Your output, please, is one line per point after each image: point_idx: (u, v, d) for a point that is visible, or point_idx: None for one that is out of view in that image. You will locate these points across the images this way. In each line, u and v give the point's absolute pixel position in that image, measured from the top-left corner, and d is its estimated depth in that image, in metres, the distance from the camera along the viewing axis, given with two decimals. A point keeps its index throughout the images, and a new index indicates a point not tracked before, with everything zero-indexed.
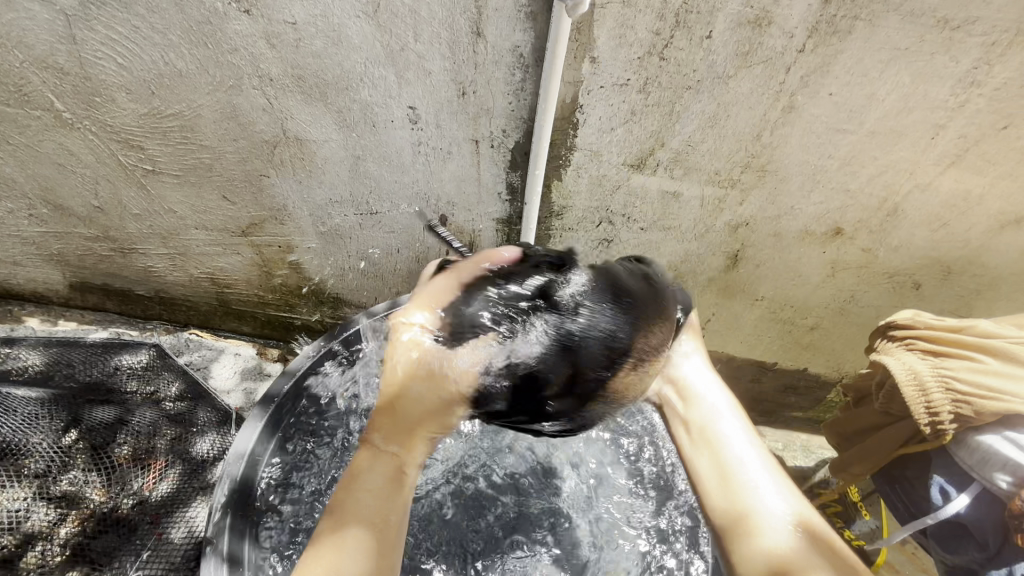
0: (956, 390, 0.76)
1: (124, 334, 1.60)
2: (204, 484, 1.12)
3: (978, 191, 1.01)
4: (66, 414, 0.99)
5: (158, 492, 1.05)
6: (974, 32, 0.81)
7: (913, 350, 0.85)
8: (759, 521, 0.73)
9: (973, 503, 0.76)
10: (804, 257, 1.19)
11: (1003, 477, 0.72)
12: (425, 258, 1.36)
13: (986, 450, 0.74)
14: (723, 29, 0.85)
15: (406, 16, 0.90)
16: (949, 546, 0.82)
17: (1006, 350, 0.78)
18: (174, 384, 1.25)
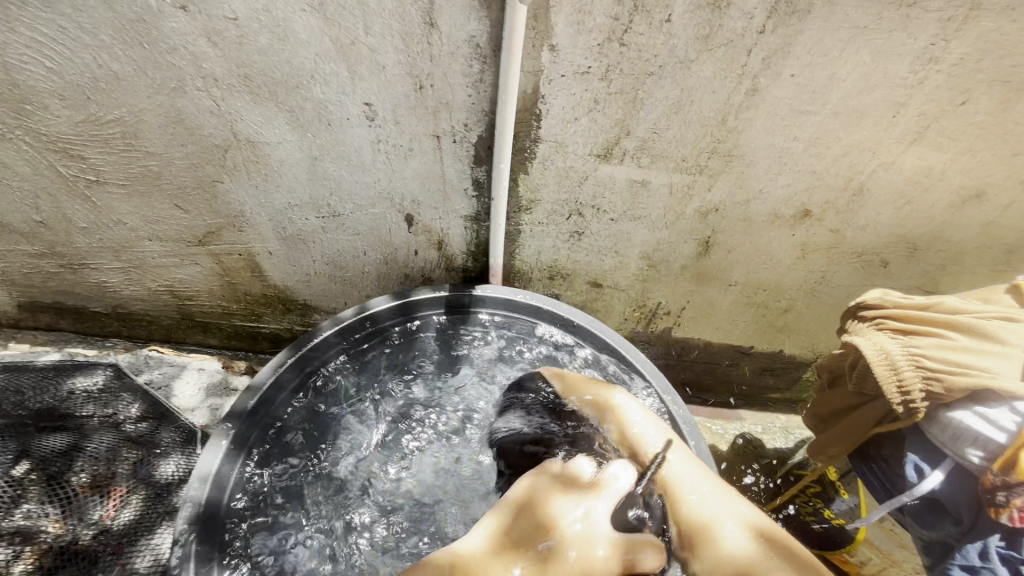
0: (925, 367, 0.77)
1: (79, 354, 1.53)
2: (170, 508, 1.06)
3: (940, 167, 1.01)
4: (14, 446, 0.96)
5: (121, 521, 1.00)
6: (930, 7, 0.80)
7: (884, 330, 0.85)
8: (716, 527, 0.75)
9: (947, 479, 0.77)
10: (774, 240, 1.19)
11: (975, 451, 0.72)
12: (394, 260, 1.32)
13: (958, 426, 0.75)
14: (682, 11, 0.83)
15: (354, 8, 0.86)
16: (926, 522, 0.82)
17: (972, 324, 0.78)
18: (135, 404, 1.18)
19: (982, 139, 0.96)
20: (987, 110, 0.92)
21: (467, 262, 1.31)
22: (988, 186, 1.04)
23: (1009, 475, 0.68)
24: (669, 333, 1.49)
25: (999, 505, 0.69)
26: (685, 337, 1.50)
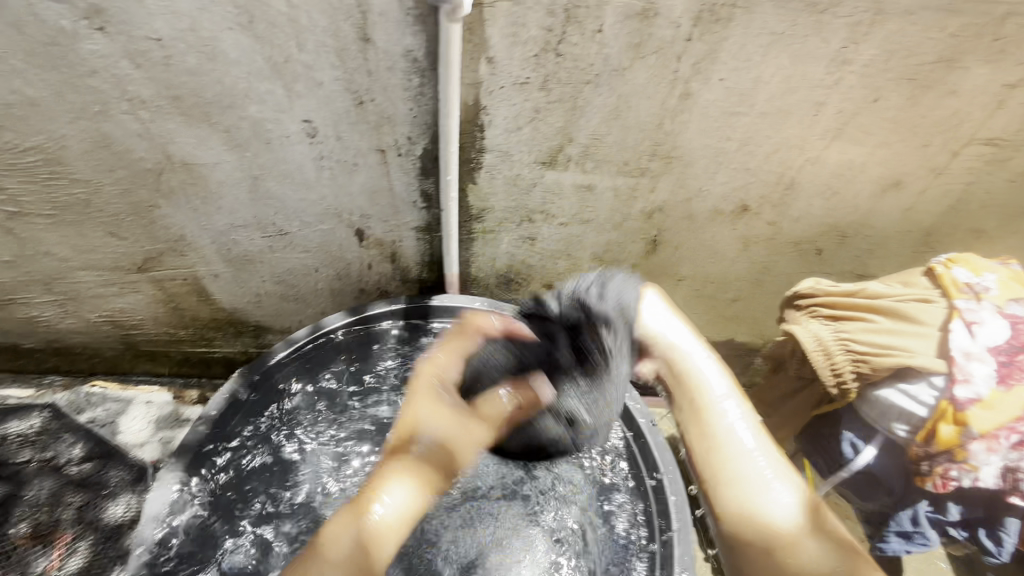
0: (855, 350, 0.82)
1: (13, 396, 1.43)
2: (119, 550, 1.03)
3: (860, 160, 1.08)
4: None
5: (65, 569, 1.00)
6: (839, 13, 0.86)
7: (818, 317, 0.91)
8: (765, 507, 0.76)
9: (879, 454, 0.84)
10: (718, 235, 1.24)
11: (901, 426, 0.79)
12: (347, 275, 1.30)
13: (885, 403, 0.80)
14: (612, 22, 0.86)
15: (285, 26, 0.84)
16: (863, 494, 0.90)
17: (896, 307, 0.84)
18: (78, 445, 1.16)
19: (895, 132, 1.03)
20: (897, 106, 0.99)
21: (422, 272, 1.30)
22: (904, 175, 1.12)
23: (931, 446, 0.75)
24: None
25: (923, 474, 0.77)
26: None
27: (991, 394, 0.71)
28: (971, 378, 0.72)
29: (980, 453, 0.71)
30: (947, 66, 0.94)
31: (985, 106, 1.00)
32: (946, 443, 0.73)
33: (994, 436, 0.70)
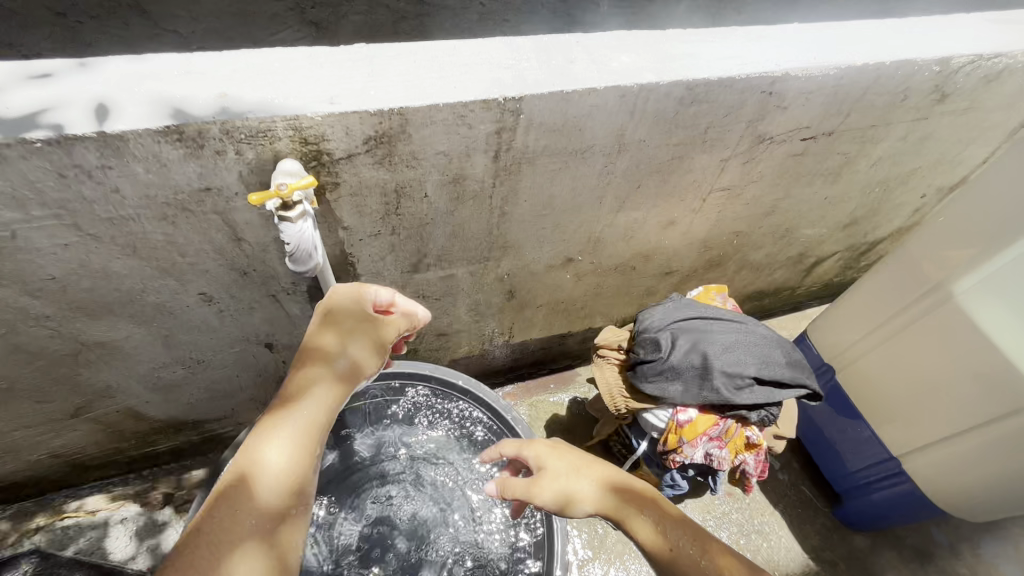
0: (632, 399, 1.32)
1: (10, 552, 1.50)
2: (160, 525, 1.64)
3: (642, 217, 1.47)
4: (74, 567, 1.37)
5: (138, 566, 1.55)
6: (594, 152, 1.18)
7: (609, 360, 1.42)
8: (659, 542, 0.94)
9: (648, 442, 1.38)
10: (556, 276, 1.61)
11: (654, 431, 1.31)
12: (266, 371, 1.53)
13: (645, 419, 1.32)
14: (433, 189, 1.12)
15: (165, 246, 1.02)
16: (648, 461, 1.44)
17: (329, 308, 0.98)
18: (80, 547, 1.55)
19: (658, 199, 1.42)
20: (655, 185, 1.37)
21: None
22: (674, 217, 1.53)
23: (665, 445, 1.27)
24: (509, 342, 1.91)
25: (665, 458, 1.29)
26: (522, 340, 1.93)
27: (696, 415, 1.23)
28: (686, 408, 1.23)
29: (689, 446, 1.24)
30: (679, 160, 1.31)
31: (713, 173, 1.41)
32: (670, 444, 1.26)
33: (695, 439, 1.23)
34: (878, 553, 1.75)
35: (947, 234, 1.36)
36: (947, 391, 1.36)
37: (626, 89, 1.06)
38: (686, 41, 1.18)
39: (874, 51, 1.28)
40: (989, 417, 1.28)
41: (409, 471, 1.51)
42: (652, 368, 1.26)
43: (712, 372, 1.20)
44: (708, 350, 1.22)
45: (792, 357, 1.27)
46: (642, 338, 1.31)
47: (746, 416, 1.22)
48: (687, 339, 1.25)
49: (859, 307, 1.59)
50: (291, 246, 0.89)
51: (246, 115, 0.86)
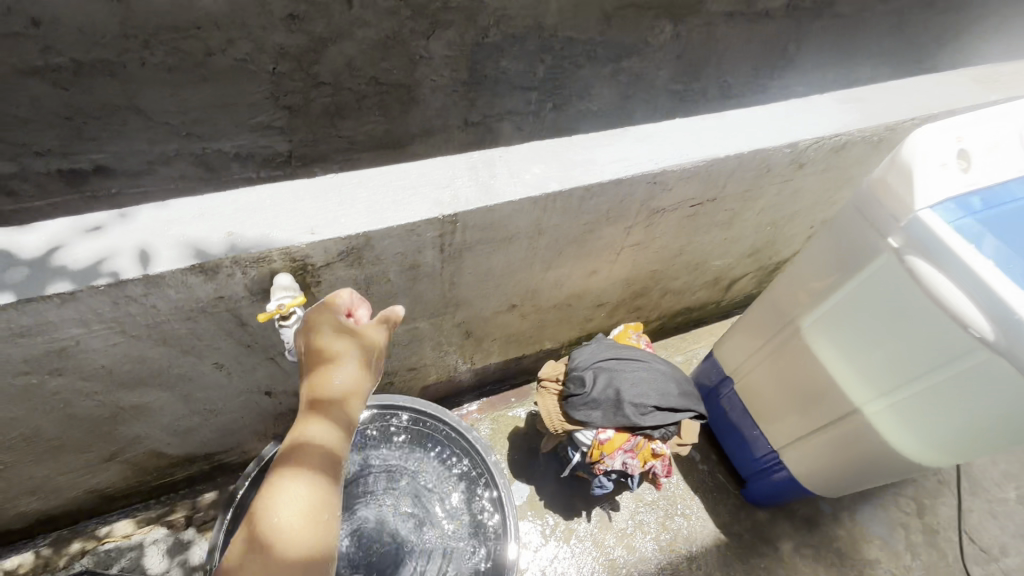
0: (566, 422, 1.64)
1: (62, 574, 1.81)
2: (183, 542, 1.96)
3: (568, 270, 1.82)
4: None
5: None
6: (519, 235, 1.52)
7: (548, 389, 1.75)
8: None
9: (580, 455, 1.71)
10: (504, 318, 1.95)
11: (584, 446, 1.64)
12: (266, 411, 1.84)
13: (576, 438, 1.65)
14: (394, 274, 1.44)
15: (187, 335, 1.32)
16: (582, 468, 1.78)
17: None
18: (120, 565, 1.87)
19: (579, 257, 1.77)
20: (574, 249, 1.72)
21: None
22: (596, 267, 1.88)
23: (591, 458, 1.60)
24: (472, 368, 2.25)
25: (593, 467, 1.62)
26: (483, 365, 2.27)
27: (613, 433, 1.56)
28: (605, 429, 1.57)
29: (608, 458, 1.58)
30: (591, 231, 1.66)
31: (621, 236, 1.76)
32: (594, 457, 1.59)
33: (613, 452, 1.57)
34: (776, 524, 2.15)
35: (795, 274, 1.61)
36: (807, 402, 1.67)
37: (538, 197, 1.40)
38: (586, 147, 1.52)
39: (737, 143, 1.64)
40: (830, 422, 1.61)
41: (392, 483, 1.86)
42: (578, 400, 1.59)
43: (624, 403, 1.54)
44: (619, 385, 1.57)
45: (684, 386, 1.64)
46: (572, 375, 1.65)
47: (651, 434, 1.57)
48: (603, 376, 1.59)
49: (749, 328, 1.88)
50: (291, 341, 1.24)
51: (250, 249, 1.17)
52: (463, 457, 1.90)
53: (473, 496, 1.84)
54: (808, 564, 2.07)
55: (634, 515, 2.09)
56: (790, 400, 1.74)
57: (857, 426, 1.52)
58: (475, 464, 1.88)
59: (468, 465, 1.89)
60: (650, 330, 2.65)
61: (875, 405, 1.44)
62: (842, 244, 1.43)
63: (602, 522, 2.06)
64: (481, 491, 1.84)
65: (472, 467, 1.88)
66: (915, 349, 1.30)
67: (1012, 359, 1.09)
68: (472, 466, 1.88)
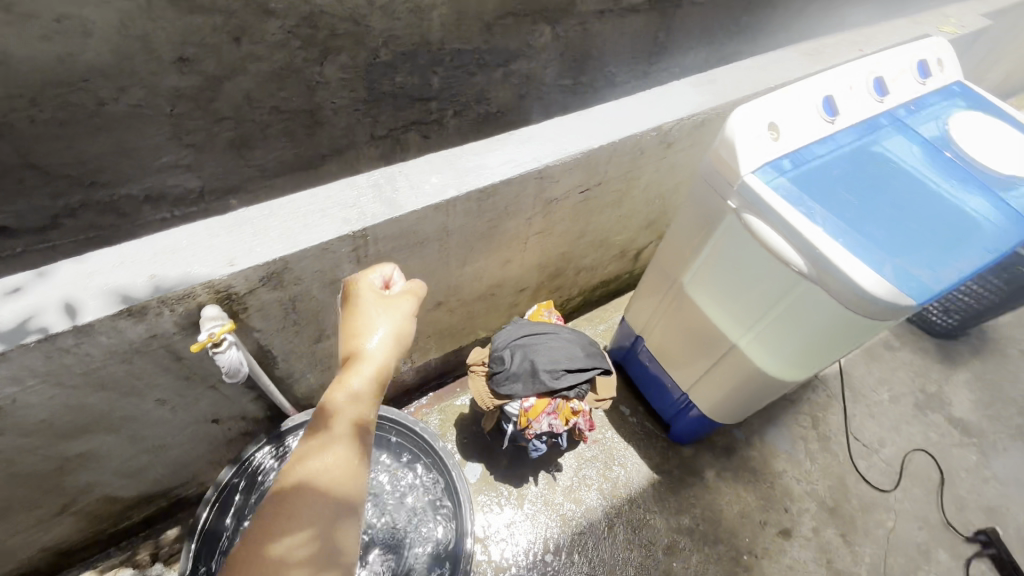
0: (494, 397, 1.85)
1: None
2: None
3: (482, 262, 2.01)
4: None
5: None
6: (429, 239, 1.69)
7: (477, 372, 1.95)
8: None
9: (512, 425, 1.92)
10: (432, 315, 2.12)
11: (513, 415, 1.85)
12: (216, 439, 1.92)
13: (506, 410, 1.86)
14: (318, 289, 1.58)
15: (124, 377, 1.40)
16: (517, 437, 1.99)
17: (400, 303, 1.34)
18: None
19: (490, 250, 1.97)
20: (484, 243, 1.90)
21: (266, 413, 1.97)
22: (507, 256, 2.09)
23: (521, 425, 1.81)
24: (413, 366, 2.40)
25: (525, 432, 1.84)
26: (422, 362, 2.42)
27: (535, 400, 1.80)
28: (527, 397, 1.80)
29: (534, 422, 1.80)
30: (495, 226, 1.86)
31: (524, 226, 1.97)
32: (523, 423, 1.81)
33: (538, 416, 1.80)
34: (701, 456, 2.45)
35: (673, 239, 1.88)
36: (699, 345, 1.94)
37: (438, 203, 1.57)
38: (476, 153, 1.71)
39: (609, 133, 1.87)
40: (717, 359, 1.89)
41: None
42: (500, 375, 1.82)
43: (539, 370, 1.78)
44: (533, 355, 1.81)
45: (590, 348, 1.90)
46: (493, 356, 1.88)
47: (568, 394, 1.82)
48: (519, 351, 1.83)
49: (645, 291, 2.15)
50: (226, 366, 1.35)
51: (174, 288, 1.27)
52: (413, 449, 2.08)
53: (428, 481, 2.04)
54: (730, 485, 2.37)
55: (577, 471, 2.33)
56: (687, 346, 2.02)
57: (736, 359, 1.79)
58: (424, 452, 2.05)
59: (418, 453, 2.06)
60: (573, 306, 2.91)
61: (746, 337, 1.70)
62: (700, 208, 1.69)
63: (549, 484, 2.29)
64: (433, 474, 2.03)
65: (422, 455, 2.06)
66: (762, 289, 1.57)
67: (822, 283, 1.37)
68: (421, 453, 2.06)
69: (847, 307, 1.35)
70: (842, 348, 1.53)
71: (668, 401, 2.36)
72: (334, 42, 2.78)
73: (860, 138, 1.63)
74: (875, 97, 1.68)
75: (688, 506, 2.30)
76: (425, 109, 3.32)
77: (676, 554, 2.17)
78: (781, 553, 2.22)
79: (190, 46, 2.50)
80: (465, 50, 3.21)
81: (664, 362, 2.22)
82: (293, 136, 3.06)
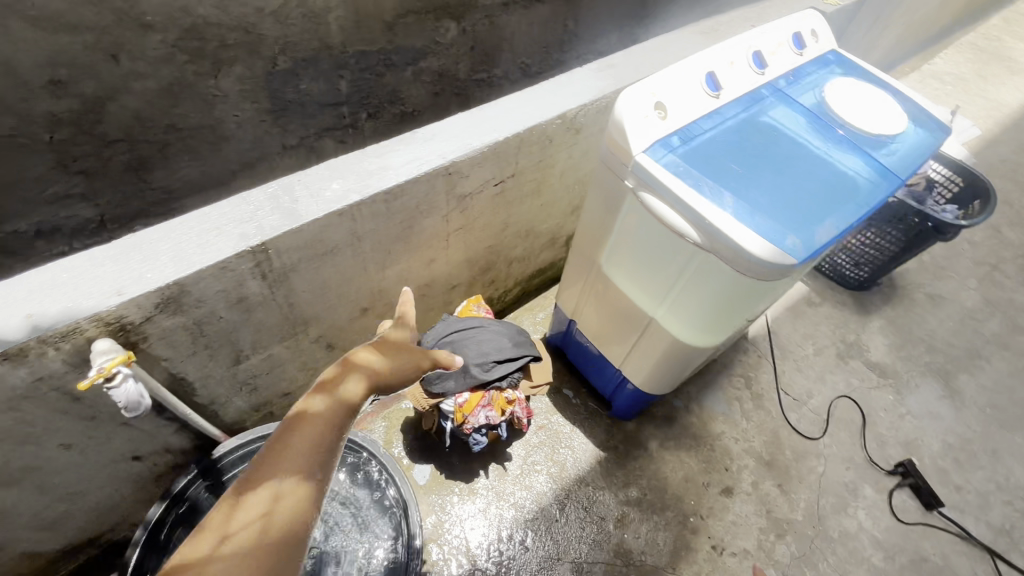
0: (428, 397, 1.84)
1: None
2: None
3: (404, 264, 1.99)
4: None
5: None
6: (339, 247, 1.66)
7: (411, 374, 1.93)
8: None
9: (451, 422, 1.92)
10: (360, 322, 2.09)
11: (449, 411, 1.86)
12: (142, 476, 1.84)
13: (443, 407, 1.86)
14: (225, 310, 1.53)
15: (16, 424, 1.32)
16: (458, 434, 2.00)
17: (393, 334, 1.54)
18: None
19: (410, 251, 1.96)
20: (401, 245, 1.89)
21: (194, 443, 1.90)
22: (430, 256, 2.08)
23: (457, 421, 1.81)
24: None
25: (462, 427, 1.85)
26: None
27: (468, 395, 1.82)
28: (461, 393, 1.81)
29: (470, 417, 1.82)
30: (410, 227, 1.85)
31: (442, 224, 1.97)
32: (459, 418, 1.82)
33: (474, 410, 1.82)
34: (644, 429, 2.54)
35: (586, 223, 1.93)
36: (622, 322, 2.01)
37: (341, 210, 1.55)
38: (379, 156, 1.69)
39: (514, 124, 1.90)
40: (639, 333, 1.96)
41: None
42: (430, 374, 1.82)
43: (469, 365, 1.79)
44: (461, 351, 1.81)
45: (519, 337, 1.93)
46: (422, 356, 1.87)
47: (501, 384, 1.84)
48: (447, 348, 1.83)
49: (570, 276, 2.20)
50: (122, 401, 1.29)
51: (54, 326, 1.20)
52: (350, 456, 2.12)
53: (369, 484, 2.09)
54: (673, 453, 2.47)
55: (526, 458, 2.37)
56: (613, 325, 2.08)
57: (656, 332, 1.87)
58: (361, 456, 2.11)
59: (356, 459, 2.11)
60: (511, 298, 2.94)
61: (660, 310, 1.78)
62: (604, 191, 1.75)
63: (499, 474, 2.32)
64: (374, 476, 2.08)
65: (360, 460, 2.11)
66: (667, 261, 1.64)
67: (715, 252, 1.44)
68: (359, 458, 2.11)
69: (740, 271, 1.42)
70: (744, 310, 1.62)
71: (607, 379, 2.42)
72: (225, 53, 2.73)
73: (744, 110, 1.72)
74: (755, 70, 1.77)
75: (635, 478, 2.38)
76: (336, 113, 3.31)
77: (626, 526, 2.24)
78: (725, 510, 2.33)
79: (62, 68, 2.40)
80: (370, 50, 3.19)
81: (597, 343, 2.27)
82: (197, 153, 3.01)
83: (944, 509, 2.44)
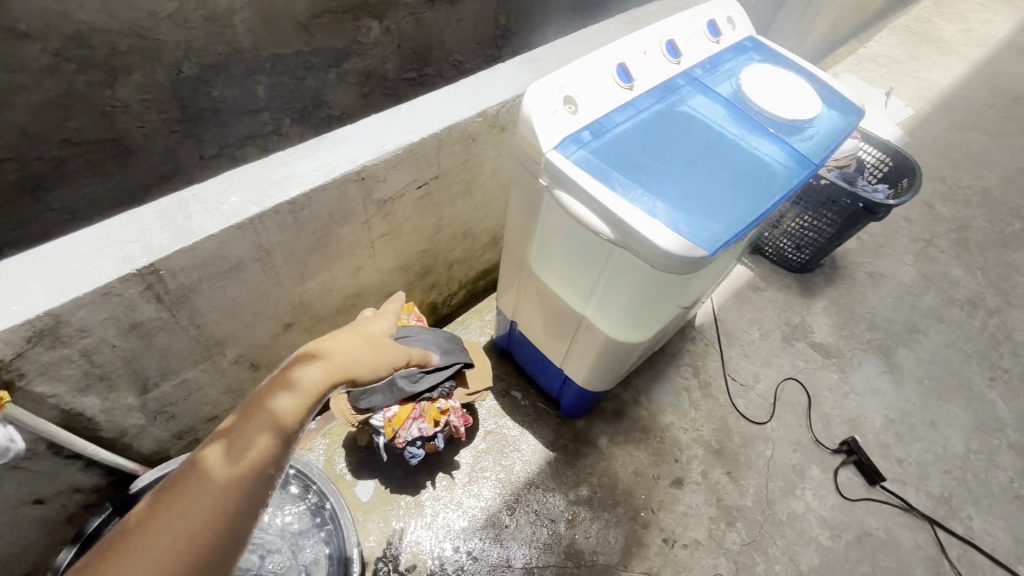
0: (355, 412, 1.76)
1: None
2: None
3: (327, 275, 1.91)
4: None
5: None
6: (244, 263, 1.57)
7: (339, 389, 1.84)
8: None
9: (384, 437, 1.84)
10: (286, 339, 2.00)
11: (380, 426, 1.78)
12: (50, 520, 1.71)
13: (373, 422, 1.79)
14: (118, 338, 1.42)
15: None
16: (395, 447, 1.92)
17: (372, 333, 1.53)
18: None
19: (330, 262, 1.87)
20: (319, 256, 1.80)
21: (109, 479, 1.78)
22: (355, 265, 2.01)
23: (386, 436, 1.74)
24: None
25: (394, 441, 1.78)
26: None
27: (396, 408, 1.76)
28: (388, 407, 1.75)
29: (401, 430, 1.75)
30: (326, 237, 1.77)
31: (363, 231, 1.89)
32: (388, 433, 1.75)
33: (404, 424, 1.75)
34: (594, 426, 2.51)
35: (512, 225, 1.88)
36: (557, 323, 1.97)
37: (240, 223, 1.46)
38: (283, 164, 1.61)
39: (430, 125, 1.83)
40: (574, 333, 1.92)
41: None
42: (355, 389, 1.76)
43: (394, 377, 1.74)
44: None
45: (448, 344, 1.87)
46: None
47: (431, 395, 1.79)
48: None
49: (506, 277, 2.15)
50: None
51: None
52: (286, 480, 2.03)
53: (307, 507, 2.00)
54: (623, 448, 2.45)
55: (474, 466, 2.32)
56: (549, 325, 2.04)
57: (588, 331, 1.84)
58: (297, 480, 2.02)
59: (293, 483, 2.02)
60: (457, 301, 2.87)
61: (590, 309, 1.75)
62: (523, 191, 1.70)
63: (447, 485, 2.26)
64: (312, 499, 2.00)
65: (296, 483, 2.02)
66: (589, 260, 1.61)
67: (629, 248, 1.41)
68: (296, 482, 2.02)
69: (653, 266, 1.40)
70: (668, 304, 1.60)
71: (553, 378, 2.38)
72: (118, 60, 2.68)
73: (659, 101, 1.70)
74: (669, 60, 1.75)
75: (586, 477, 2.35)
76: (255, 121, 3.33)
77: (577, 526, 2.22)
78: (675, 502, 2.33)
79: None
80: (285, 53, 3.19)
81: (538, 343, 2.23)
82: (101, 168, 2.97)
83: (886, 483, 2.49)
